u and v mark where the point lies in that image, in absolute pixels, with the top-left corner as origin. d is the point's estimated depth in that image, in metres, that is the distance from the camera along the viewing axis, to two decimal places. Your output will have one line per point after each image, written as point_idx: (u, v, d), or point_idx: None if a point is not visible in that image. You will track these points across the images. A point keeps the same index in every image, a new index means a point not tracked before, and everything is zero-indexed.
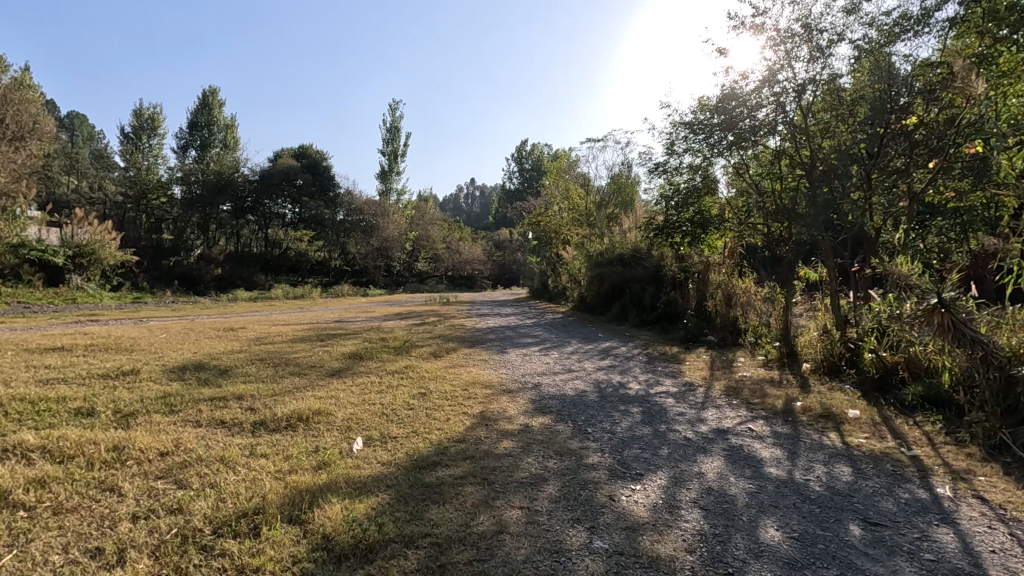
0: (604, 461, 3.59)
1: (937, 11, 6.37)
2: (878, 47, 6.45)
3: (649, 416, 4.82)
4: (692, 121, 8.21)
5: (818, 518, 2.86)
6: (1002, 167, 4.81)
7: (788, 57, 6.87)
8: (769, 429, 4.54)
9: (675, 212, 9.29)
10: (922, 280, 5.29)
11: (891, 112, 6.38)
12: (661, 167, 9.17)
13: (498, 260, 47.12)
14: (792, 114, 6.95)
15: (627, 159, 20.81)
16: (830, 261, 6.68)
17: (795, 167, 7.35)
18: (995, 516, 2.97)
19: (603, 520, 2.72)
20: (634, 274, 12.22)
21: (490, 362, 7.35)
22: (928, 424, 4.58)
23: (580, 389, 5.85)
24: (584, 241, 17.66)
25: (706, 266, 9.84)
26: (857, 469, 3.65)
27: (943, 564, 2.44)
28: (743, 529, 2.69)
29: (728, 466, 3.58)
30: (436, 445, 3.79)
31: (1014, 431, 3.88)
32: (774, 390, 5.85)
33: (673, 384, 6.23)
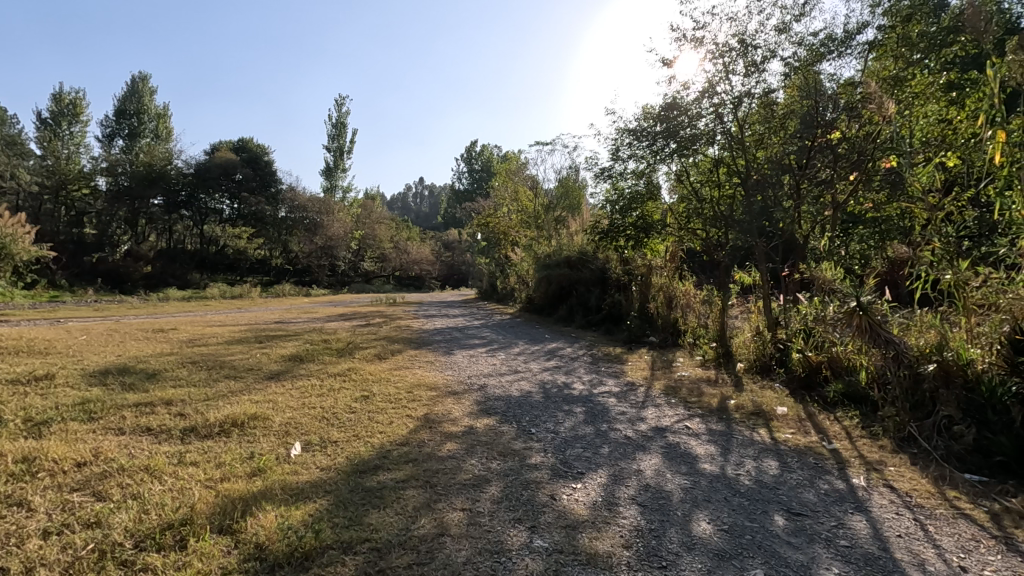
0: (546, 461, 3.65)
1: (858, 34, 6.84)
2: (807, 65, 6.91)
3: (592, 415, 4.93)
4: (637, 129, 8.46)
5: (746, 510, 3.02)
6: (912, 181, 5.21)
7: (725, 70, 7.20)
8: (704, 426, 4.74)
9: (619, 216, 9.52)
10: (844, 284, 5.66)
11: (818, 126, 6.71)
12: (606, 171, 9.40)
13: (447, 261, 46.83)
14: (730, 124, 7.39)
15: (575, 163, 21.13)
16: (763, 265, 7.04)
17: (732, 176, 7.71)
18: (902, 503, 3.23)
19: (544, 519, 2.76)
20: (580, 276, 12.46)
21: (436, 364, 7.28)
22: (847, 419, 4.91)
23: (525, 390, 5.90)
24: (533, 243, 17.82)
25: (649, 269, 10.16)
26: (783, 462, 3.87)
27: (855, 550, 2.63)
28: (677, 524, 2.80)
29: (665, 463, 3.72)
30: (378, 448, 3.73)
31: (920, 424, 4.22)
32: (710, 389, 6.12)
33: (616, 384, 6.39)
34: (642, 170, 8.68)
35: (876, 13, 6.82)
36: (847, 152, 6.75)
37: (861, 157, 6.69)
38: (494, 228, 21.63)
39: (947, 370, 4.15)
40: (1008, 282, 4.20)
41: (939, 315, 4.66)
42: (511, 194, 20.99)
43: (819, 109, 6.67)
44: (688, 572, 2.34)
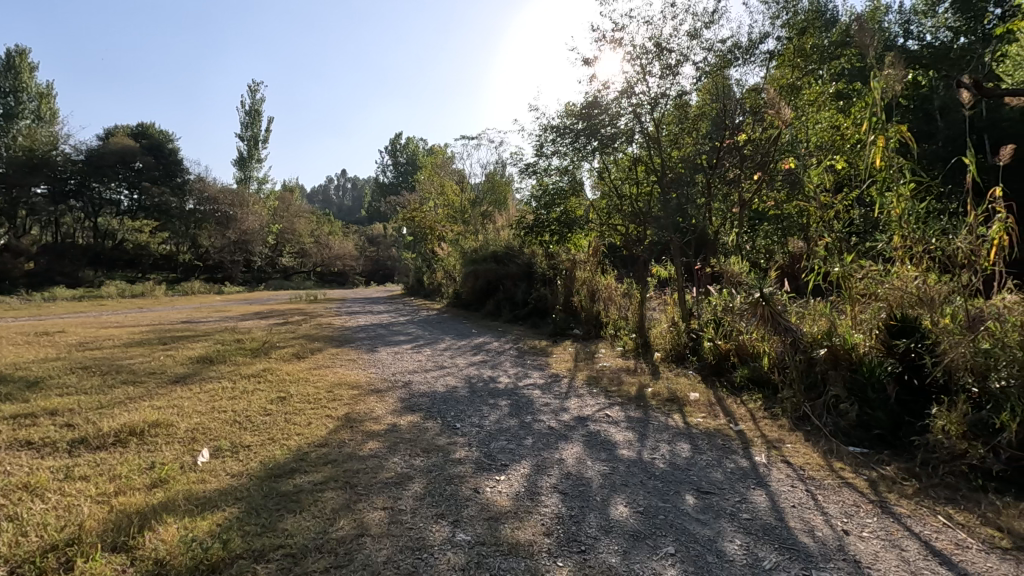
0: (471, 455, 3.66)
1: (761, 44, 7.34)
2: (717, 70, 7.29)
3: (517, 408, 4.99)
4: (560, 126, 8.63)
5: (660, 492, 3.18)
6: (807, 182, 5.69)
7: (643, 71, 7.48)
8: (623, 414, 4.94)
9: (544, 212, 9.68)
10: (750, 278, 6.10)
11: (726, 129, 7.21)
12: (531, 167, 9.53)
13: (372, 257, 45.71)
14: (647, 124, 7.61)
15: (500, 158, 21.21)
16: (678, 259, 7.42)
17: (650, 175, 8.02)
18: (797, 476, 3.54)
19: (466, 513, 2.77)
20: (507, 271, 12.53)
21: (359, 361, 7.10)
22: (751, 402, 5.29)
23: (451, 385, 5.88)
24: (459, 237, 17.74)
25: (573, 264, 10.38)
26: (695, 445, 4.11)
27: (756, 522, 2.84)
28: (597, 509, 2.90)
29: (586, 451, 3.83)
30: (295, 451, 3.58)
31: (813, 403, 4.63)
32: (629, 378, 6.39)
33: (540, 376, 6.52)
34: (566, 166, 8.85)
35: (777, 24, 7.31)
36: (753, 153, 7.23)
37: (765, 158, 7.19)
38: (419, 222, 21.29)
39: (836, 354, 4.57)
40: (885, 273, 4.68)
41: (829, 304, 5.11)
42: (437, 188, 20.73)
43: (727, 114, 7.20)
44: (605, 554, 2.43)
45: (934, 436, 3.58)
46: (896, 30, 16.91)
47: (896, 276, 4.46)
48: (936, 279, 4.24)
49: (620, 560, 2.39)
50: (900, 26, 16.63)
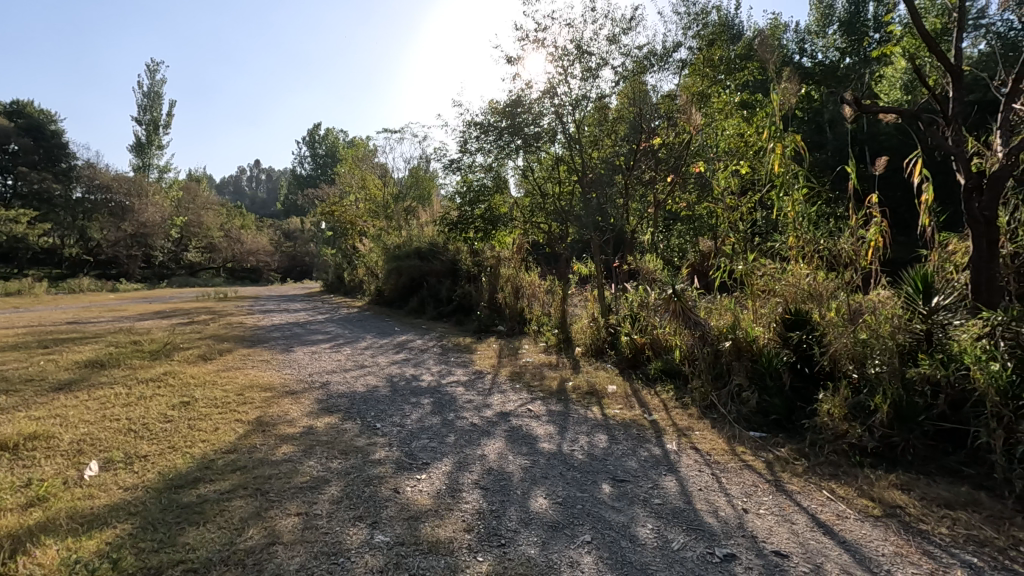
0: (391, 455, 3.58)
1: (674, 52, 7.72)
2: (635, 75, 7.60)
3: (439, 406, 4.96)
4: (483, 122, 8.64)
5: (578, 482, 3.28)
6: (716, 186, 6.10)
7: (564, 72, 7.65)
8: (545, 408, 5.04)
9: (467, 208, 9.67)
10: (663, 274, 6.43)
11: (643, 132, 7.48)
12: (455, 163, 9.47)
13: (289, 252, 43.69)
14: (569, 125, 7.80)
15: (423, 153, 20.85)
16: (598, 257, 7.68)
17: (572, 174, 8.23)
18: (704, 461, 3.78)
19: (385, 514, 2.72)
20: (431, 267, 12.36)
21: (272, 362, 6.75)
22: (664, 392, 5.58)
23: (372, 385, 5.72)
24: (381, 233, 17.30)
25: (497, 261, 10.42)
26: (611, 435, 4.28)
27: (667, 506, 3.00)
28: (517, 502, 2.94)
29: (507, 446, 3.88)
30: (199, 459, 3.35)
31: (719, 392, 4.94)
32: (551, 373, 6.54)
33: (464, 373, 6.51)
34: (490, 163, 8.88)
35: (688, 34, 7.68)
36: (666, 156, 7.54)
37: (677, 161, 7.55)
38: (339, 217, 20.52)
39: (739, 346, 4.90)
40: (781, 271, 5.10)
41: (733, 299, 5.45)
42: (357, 181, 20.06)
43: (644, 118, 7.47)
44: (524, 546, 2.48)
45: (821, 419, 3.94)
46: (792, 48, 18.32)
47: (791, 273, 4.87)
48: (824, 276, 4.67)
49: (539, 551, 2.44)
50: (795, 44, 18.02)
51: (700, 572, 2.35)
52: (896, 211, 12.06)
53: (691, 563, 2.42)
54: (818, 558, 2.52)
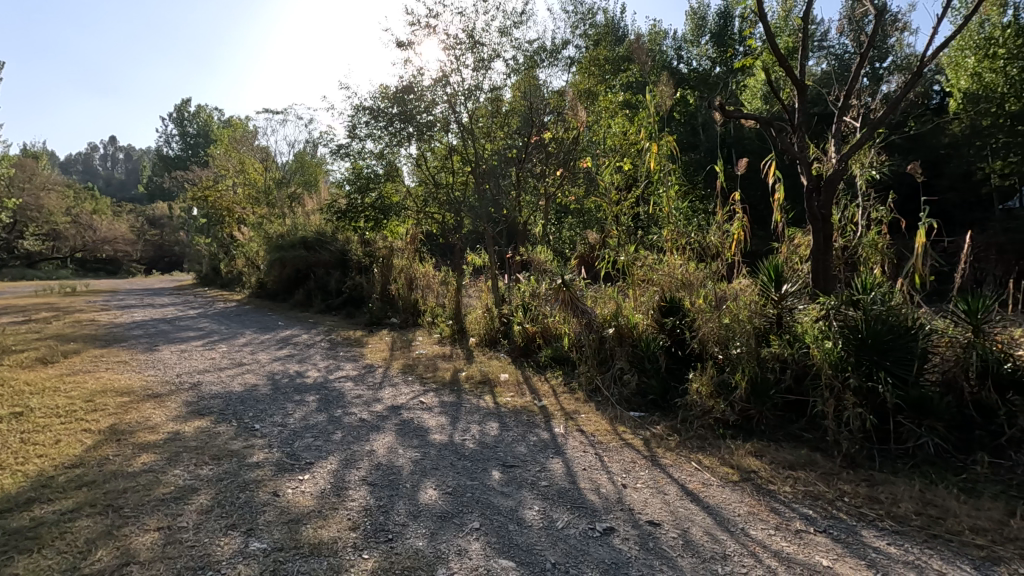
0: (271, 457, 3.37)
1: (563, 49, 7.95)
2: (527, 69, 7.74)
3: (325, 402, 4.75)
4: (373, 107, 8.33)
5: (468, 471, 3.31)
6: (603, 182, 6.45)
7: (457, 61, 7.58)
8: (437, 399, 5.01)
9: (357, 196, 9.30)
10: (554, 265, 6.63)
11: (534, 125, 7.67)
12: (344, 149, 9.06)
13: (153, 241, 39.33)
14: (463, 115, 7.75)
15: (308, 137, 19.64)
16: (492, 248, 7.74)
17: (465, 164, 8.20)
18: (588, 442, 3.98)
19: (263, 519, 2.55)
20: (318, 258, 11.74)
21: (131, 363, 6.04)
22: (554, 378, 5.79)
23: (250, 384, 5.33)
24: (262, 221, 16.13)
25: (389, 252, 10.11)
26: (503, 423, 4.36)
27: (553, 487, 3.13)
28: (406, 496, 2.90)
29: (397, 440, 3.81)
30: (34, 477, 2.92)
31: (603, 376, 5.20)
32: (444, 363, 6.52)
33: (353, 368, 6.27)
34: (381, 151, 8.60)
35: (576, 32, 7.91)
36: (556, 150, 7.80)
37: (566, 156, 7.86)
38: (214, 202, 18.78)
39: (622, 333, 5.22)
40: (658, 262, 5.50)
41: (616, 288, 5.74)
42: (233, 164, 18.44)
43: (535, 113, 7.65)
44: (412, 539, 2.45)
45: (690, 397, 4.32)
46: (671, 54, 19.58)
47: (666, 264, 5.28)
48: (695, 266, 5.13)
49: (427, 543, 2.43)
50: (674, 50, 19.32)
51: (581, 547, 2.48)
52: (755, 208, 13.47)
53: (573, 539, 2.54)
54: (686, 523, 2.77)
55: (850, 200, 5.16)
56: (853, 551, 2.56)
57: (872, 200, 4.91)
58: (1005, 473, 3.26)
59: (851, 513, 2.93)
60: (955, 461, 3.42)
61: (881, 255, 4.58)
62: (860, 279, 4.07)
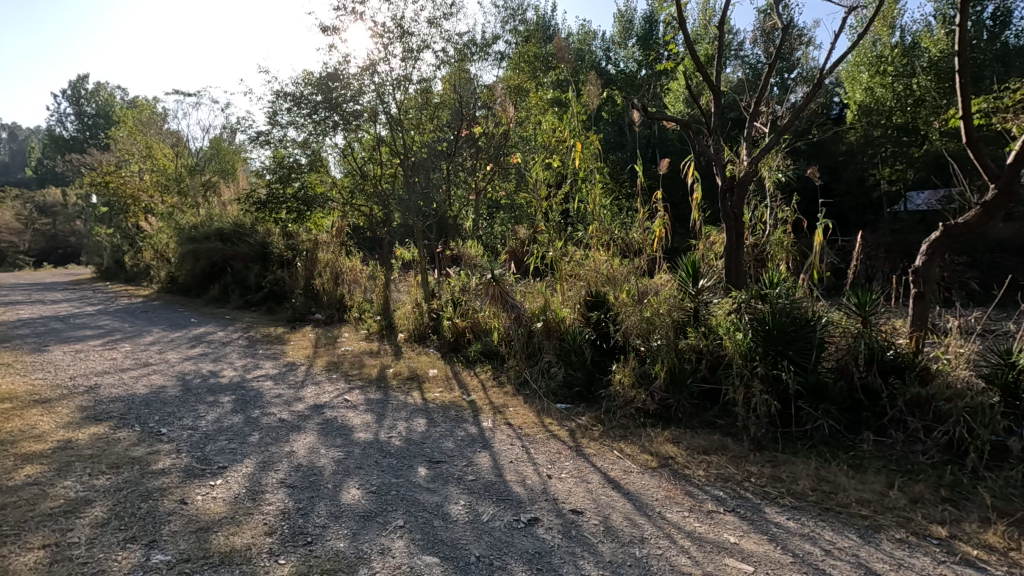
0: (179, 462, 3.16)
1: (493, 44, 7.94)
2: (458, 62, 7.66)
3: (242, 403, 4.51)
4: (296, 94, 7.95)
5: (393, 468, 3.25)
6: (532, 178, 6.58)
7: (386, 50, 7.39)
8: (363, 397, 4.89)
9: (279, 185, 8.87)
10: (483, 260, 6.61)
11: (464, 119, 7.63)
12: (263, 136, 8.58)
13: (43, 231, 35.54)
14: (391, 106, 7.56)
15: (224, 123, 18.46)
16: (422, 242, 7.61)
17: (393, 156, 7.98)
18: (516, 434, 4.02)
19: (168, 530, 2.39)
20: (235, 251, 11.07)
21: (15, 366, 5.44)
22: (483, 372, 5.79)
23: (157, 385, 4.96)
24: (173, 211, 14.99)
25: (314, 244, 9.72)
26: (430, 419, 4.32)
27: (479, 481, 3.14)
28: (327, 497, 2.81)
29: (320, 439, 3.69)
30: None
31: (531, 370, 5.25)
32: (371, 360, 6.37)
33: (273, 366, 5.98)
34: (304, 140, 8.24)
35: (506, 28, 7.94)
36: (486, 145, 7.74)
37: (496, 150, 7.75)
38: (116, 189, 17.20)
39: (550, 327, 5.31)
40: (585, 257, 5.66)
41: (544, 283, 5.81)
42: (138, 148, 17.04)
43: (466, 107, 7.61)
44: (333, 541, 2.39)
45: (614, 387, 4.46)
46: (599, 54, 20.03)
47: (592, 259, 5.46)
48: (619, 262, 5.37)
49: (348, 543, 2.37)
50: (602, 51, 19.81)
51: (506, 539, 2.51)
52: (677, 207, 14.09)
53: (498, 532, 2.57)
54: (607, 510, 2.87)
55: (760, 201, 5.50)
56: (757, 527, 2.75)
57: (778, 201, 5.27)
58: (887, 449, 3.61)
59: (756, 492, 3.15)
60: (846, 441, 3.75)
61: (786, 252, 4.94)
62: (767, 275, 4.35)
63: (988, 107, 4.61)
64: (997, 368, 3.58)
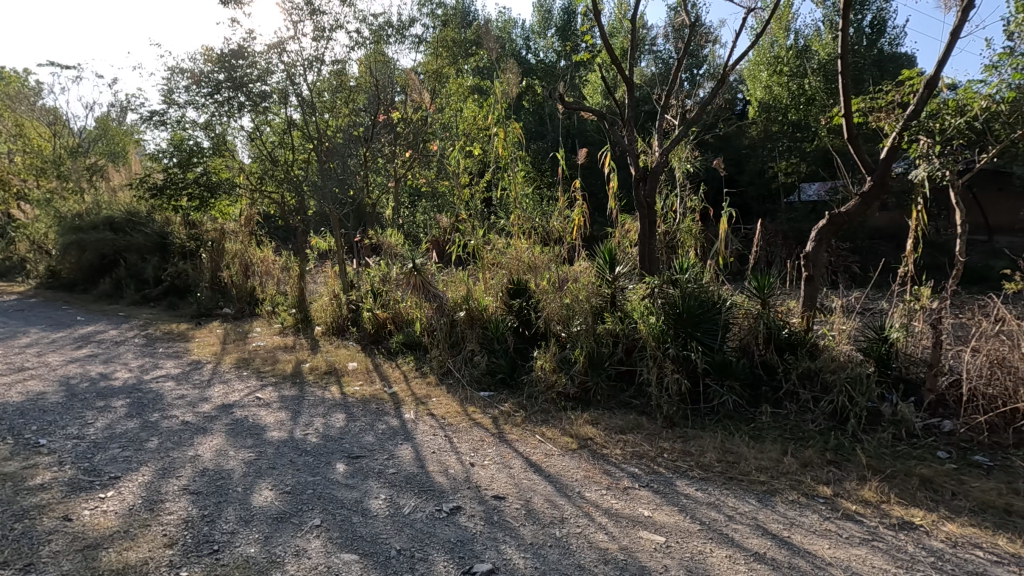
0: (61, 476, 2.86)
1: (410, 27, 7.72)
2: (374, 45, 7.42)
3: (138, 406, 4.15)
4: (195, 71, 7.34)
5: (310, 466, 3.12)
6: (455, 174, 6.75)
7: (295, 28, 6.98)
8: (276, 394, 4.66)
9: (178, 171, 8.18)
10: (403, 249, 6.44)
11: (381, 104, 7.41)
12: (158, 116, 7.86)
13: None
14: (303, 88, 7.17)
15: (112, 101, 16.78)
16: (338, 231, 7.28)
17: (306, 141, 7.53)
18: (439, 425, 3.99)
19: (47, 551, 2.16)
20: (128, 242, 10.11)
21: None
22: (405, 364, 5.68)
23: (35, 392, 4.45)
24: (52, 198, 13.42)
25: (221, 234, 9.08)
26: (349, 413, 4.19)
27: (400, 474, 3.09)
28: (236, 501, 2.65)
29: (228, 441, 3.47)
30: None
31: (454, 359, 5.20)
32: (285, 355, 6.06)
33: (175, 366, 5.55)
34: (206, 122, 7.63)
35: (423, 11, 7.73)
36: (405, 131, 7.57)
37: (415, 137, 7.57)
38: None
39: (472, 316, 5.29)
40: (507, 245, 5.69)
41: (466, 272, 5.77)
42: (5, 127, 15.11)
43: (383, 92, 7.39)
44: (242, 547, 2.26)
45: (535, 373, 4.54)
46: (520, 43, 20.04)
47: (513, 248, 5.52)
48: (540, 251, 5.46)
49: (259, 548, 2.25)
50: (522, 40, 19.82)
51: (427, 530, 2.49)
52: (595, 196, 14.47)
53: (420, 523, 2.54)
54: (528, 494, 2.92)
55: (671, 190, 5.75)
56: (668, 500, 2.91)
57: (687, 191, 5.55)
58: (783, 419, 3.93)
59: (668, 467, 3.33)
60: (747, 414, 4.04)
61: (694, 240, 5.25)
62: (678, 262, 4.56)
63: (866, 106, 5.06)
64: (873, 342, 3.99)
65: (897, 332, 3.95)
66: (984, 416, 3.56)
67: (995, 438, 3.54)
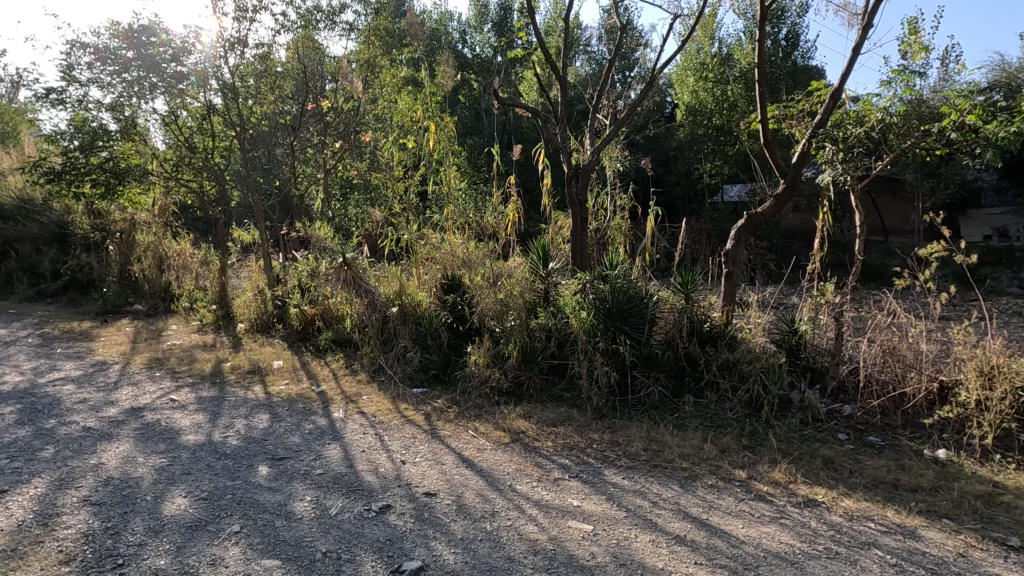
0: None
1: (341, 13, 7.46)
2: (303, 29, 7.09)
3: (31, 413, 3.78)
4: (100, 47, 6.75)
5: (229, 470, 2.97)
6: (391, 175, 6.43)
7: (215, 7, 6.57)
8: (193, 395, 4.38)
9: (79, 155, 7.48)
10: (333, 243, 6.21)
11: (310, 91, 7.12)
12: (56, 94, 7.17)
13: None
14: (224, 71, 6.74)
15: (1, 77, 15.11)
16: (263, 224, 6.91)
17: (227, 128, 7.04)
18: (369, 423, 3.90)
19: None
20: (21, 232, 9.16)
21: None
22: (335, 361, 5.50)
23: None
24: None
25: (131, 225, 8.41)
26: (274, 414, 4.01)
27: (327, 474, 3.00)
28: (144, 511, 2.48)
29: (137, 447, 3.23)
30: None
31: (386, 356, 5.10)
32: (203, 354, 5.71)
33: (76, 367, 5.09)
34: (113, 102, 7.04)
35: None
36: (334, 121, 7.29)
37: (345, 128, 7.34)
38: None
39: (405, 312, 5.20)
40: (441, 240, 5.64)
41: (400, 267, 5.66)
42: None
43: (311, 79, 7.11)
44: (151, 559, 2.12)
45: (469, 368, 4.53)
46: (456, 36, 19.82)
47: (447, 242, 5.49)
48: (474, 246, 5.46)
49: (170, 559, 2.12)
50: (459, 33, 19.63)
51: (355, 530, 2.43)
52: (530, 192, 14.60)
53: (347, 524, 2.48)
54: (460, 489, 2.91)
55: (602, 188, 5.91)
56: (596, 489, 3.00)
57: (617, 189, 5.72)
58: (703, 408, 4.14)
59: (597, 457, 3.43)
60: (671, 404, 4.23)
61: (623, 237, 5.44)
62: (609, 258, 4.68)
63: (780, 114, 5.39)
64: (785, 334, 4.28)
65: (805, 324, 4.25)
66: (877, 400, 3.93)
67: (886, 420, 3.90)
